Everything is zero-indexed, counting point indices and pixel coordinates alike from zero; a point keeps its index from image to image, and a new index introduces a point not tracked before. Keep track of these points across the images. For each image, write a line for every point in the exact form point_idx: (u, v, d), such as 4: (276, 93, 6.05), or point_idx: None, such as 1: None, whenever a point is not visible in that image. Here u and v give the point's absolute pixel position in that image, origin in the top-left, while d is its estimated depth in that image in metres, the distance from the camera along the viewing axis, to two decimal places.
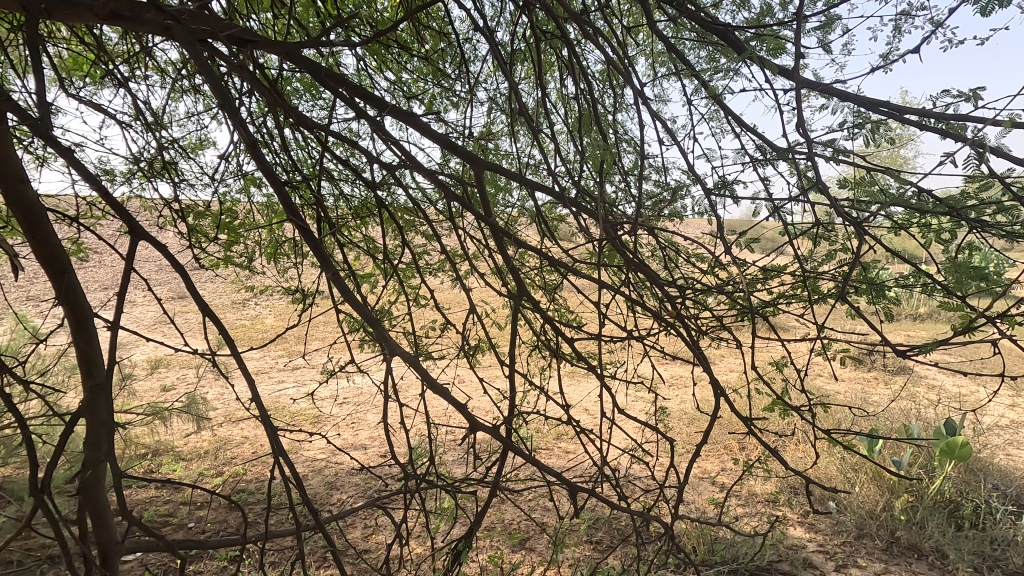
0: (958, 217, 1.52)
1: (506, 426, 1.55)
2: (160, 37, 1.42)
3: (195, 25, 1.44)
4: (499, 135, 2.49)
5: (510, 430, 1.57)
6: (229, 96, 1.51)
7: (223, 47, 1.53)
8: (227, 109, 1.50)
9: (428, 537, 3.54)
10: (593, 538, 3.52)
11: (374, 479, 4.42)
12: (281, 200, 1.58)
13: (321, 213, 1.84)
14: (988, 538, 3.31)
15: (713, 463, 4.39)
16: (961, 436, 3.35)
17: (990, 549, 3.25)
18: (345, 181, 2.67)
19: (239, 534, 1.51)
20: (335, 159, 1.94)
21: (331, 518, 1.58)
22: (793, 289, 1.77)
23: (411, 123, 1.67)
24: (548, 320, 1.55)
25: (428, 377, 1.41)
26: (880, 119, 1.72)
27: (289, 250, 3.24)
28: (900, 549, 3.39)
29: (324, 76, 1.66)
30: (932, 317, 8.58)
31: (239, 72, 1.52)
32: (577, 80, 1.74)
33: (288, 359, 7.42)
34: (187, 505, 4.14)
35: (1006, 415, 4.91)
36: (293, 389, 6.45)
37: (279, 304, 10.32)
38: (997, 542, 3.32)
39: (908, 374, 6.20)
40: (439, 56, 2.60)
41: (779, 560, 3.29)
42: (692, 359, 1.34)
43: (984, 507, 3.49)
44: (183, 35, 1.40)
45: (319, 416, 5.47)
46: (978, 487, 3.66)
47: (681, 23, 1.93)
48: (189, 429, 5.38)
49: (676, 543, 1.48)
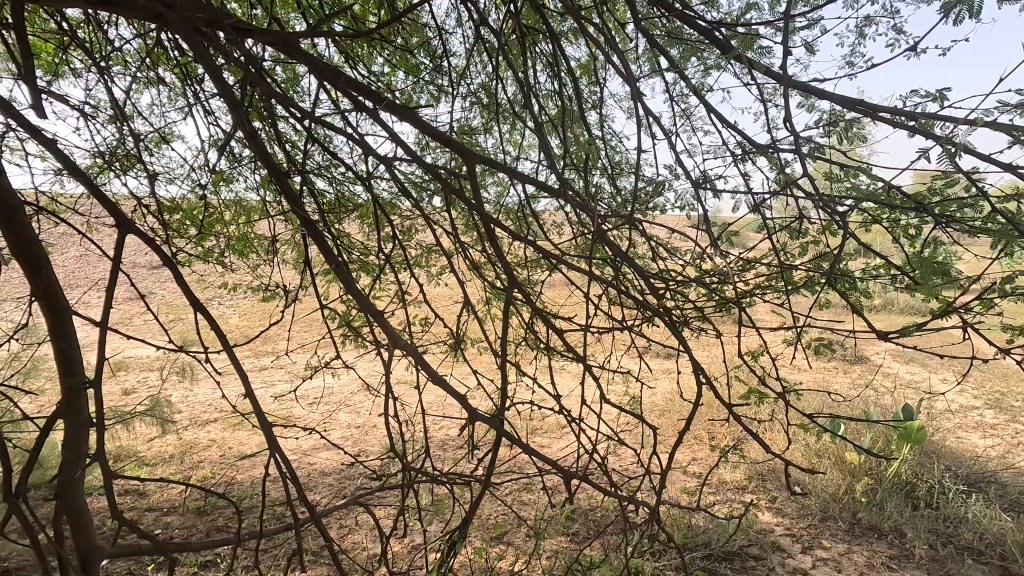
0: (925, 212, 1.57)
1: (499, 414, 1.52)
2: (151, 24, 1.39)
3: (188, 11, 1.42)
4: (479, 129, 2.49)
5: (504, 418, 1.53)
6: (223, 85, 1.47)
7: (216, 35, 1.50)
8: (221, 99, 1.46)
9: (407, 534, 3.52)
10: (571, 530, 3.55)
11: (349, 480, 4.37)
12: (278, 191, 1.55)
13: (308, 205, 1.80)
14: (940, 516, 3.44)
15: (685, 453, 4.49)
16: (917, 420, 3.49)
17: (944, 527, 3.40)
18: (324, 176, 2.62)
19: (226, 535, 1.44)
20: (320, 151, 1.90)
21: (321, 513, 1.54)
22: (769, 279, 1.79)
23: (400, 113, 1.65)
24: (538, 312, 1.53)
25: (427, 368, 1.38)
26: (854, 117, 1.77)
27: (261, 246, 3.16)
28: (862, 530, 3.51)
29: (316, 66, 1.62)
30: (886, 307, 8.94)
31: (233, 61, 1.48)
32: (564, 76, 1.73)
33: (256, 360, 7.25)
34: (153, 511, 4.02)
35: (955, 400, 5.15)
36: (262, 390, 6.32)
37: (246, 303, 10.08)
38: (951, 520, 3.45)
39: (866, 362, 6.44)
40: (417, 50, 2.57)
41: (748, 544, 3.37)
42: (677, 346, 1.34)
43: (938, 488, 3.59)
44: (177, 22, 1.36)
45: (290, 415, 5.36)
46: (933, 468, 3.81)
47: (662, 20, 1.97)
48: (152, 433, 5.21)
49: (662, 528, 1.48)
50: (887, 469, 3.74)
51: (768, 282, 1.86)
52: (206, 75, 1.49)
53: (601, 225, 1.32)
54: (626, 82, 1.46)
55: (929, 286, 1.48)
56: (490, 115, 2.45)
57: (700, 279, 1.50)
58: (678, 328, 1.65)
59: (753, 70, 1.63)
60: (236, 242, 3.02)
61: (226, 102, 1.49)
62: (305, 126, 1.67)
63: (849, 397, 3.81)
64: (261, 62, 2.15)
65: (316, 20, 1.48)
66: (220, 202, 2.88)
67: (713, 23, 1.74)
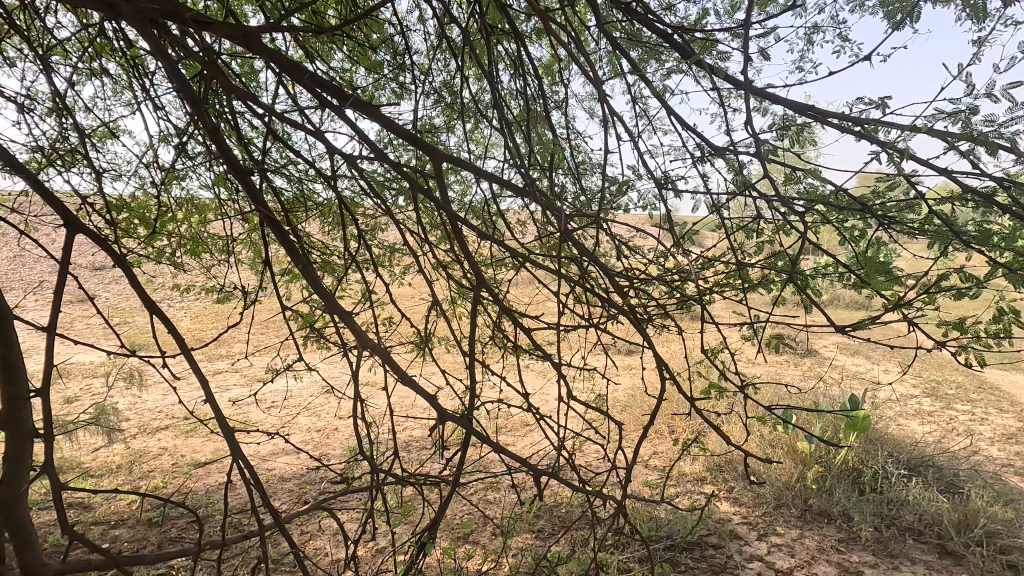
0: (871, 212, 1.65)
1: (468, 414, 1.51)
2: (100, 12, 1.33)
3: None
4: (444, 128, 2.47)
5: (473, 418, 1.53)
6: (179, 78, 1.42)
7: (170, 26, 1.44)
8: (177, 93, 1.41)
9: (371, 538, 3.47)
10: (537, 526, 3.58)
11: (311, 485, 4.26)
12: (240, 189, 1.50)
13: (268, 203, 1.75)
14: (883, 499, 3.58)
15: (647, 447, 4.59)
16: (862, 410, 3.66)
17: (887, 509, 3.54)
18: (283, 173, 2.55)
19: (187, 545, 1.39)
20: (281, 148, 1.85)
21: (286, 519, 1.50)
22: (727, 277, 1.85)
23: (365, 110, 1.63)
24: (506, 311, 1.53)
25: (395, 368, 1.37)
26: (805, 121, 1.85)
27: (215, 246, 3.05)
28: (814, 515, 3.64)
29: (276, 61, 1.58)
30: (833, 303, 9.37)
31: (189, 54, 1.43)
32: (529, 76, 1.74)
33: (209, 365, 7.00)
34: (100, 525, 3.83)
35: (896, 389, 5.45)
36: (217, 395, 6.10)
37: (198, 305, 9.72)
38: (893, 503, 3.60)
39: (815, 355, 6.73)
40: (379, 47, 2.53)
41: (708, 534, 3.45)
42: (642, 342, 1.36)
43: (880, 473, 3.72)
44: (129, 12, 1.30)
45: (247, 420, 5.20)
46: (876, 454, 3.96)
47: (623, 23, 2.01)
48: (97, 443, 4.96)
49: (630, 521, 1.51)
50: (835, 456, 3.90)
51: (726, 280, 1.91)
52: (160, 68, 1.43)
53: (569, 225, 1.33)
54: (590, 82, 1.48)
55: (876, 279, 1.54)
56: (455, 113, 2.44)
57: (664, 276, 1.53)
58: (642, 326, 1.69)
59: (712, 73, 1.67)
60: (189, 242, 2.91)
61: (181, 96, 1.43)
62: (263, 122, 1.61)
63: (800, 388, 3.96)
64: (215, 55, 2.07)
65: (277, 13, 1.44)
66: (171, 200, 2.76)
67: (673, 27, 1.79)
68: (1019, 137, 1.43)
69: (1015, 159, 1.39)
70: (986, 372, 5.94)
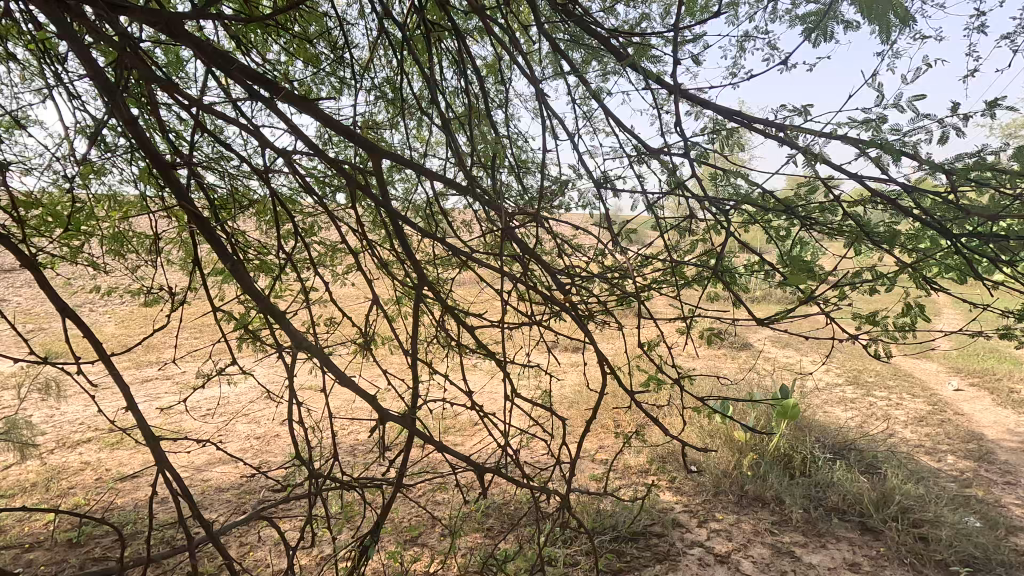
0: (794, 213, 1.75)
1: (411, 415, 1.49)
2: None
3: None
4: (385, 125, 2.43)
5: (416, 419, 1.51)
6: (92, 65, 1.33)
7: (84, 8, 1.35)
8: (90, 81, 1.31)
9: (315, 546, 3.37)
10: (485, 525, 3.58)
11: (249, 495, 4.09)
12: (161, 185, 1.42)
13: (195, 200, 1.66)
14: (812, 481, 3.66)
15: (593, 442, 4.67)
16: (792, 400, 3.84)
17: (815, 491, 3.62)
18: (214, 169, 2.43)
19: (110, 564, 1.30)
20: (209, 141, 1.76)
21: (220, 531, 1.44)
22: (664, 274, 1.91)
23: (299, 104, 1.58)
24: (449, 310, 1.51)
25: (333, 369, 1.33)
26: (734, 126, 1.93)
27: (140, 246, 2.87)
28: (750, 500, 3.75)
29: (203, 50, 1.50)
30: (765, 298, 9.88)
31: (105, 40, 1.34)
32: (471, 75, 1.74)
33: (137, 372, 6.58)
34: (12, 548, 3.53)
35: (821, 379, 5.81)
36: (145, 404, 5.75)
37: (124, 308, 9.13)
38: (819, 485, 3.68)
39: (749, 348, 7.06)
40: (317, 39, 2.46)
41: (652, 523, 3.44)
42: (582, 339, 1.39)
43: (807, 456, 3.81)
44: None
45: (179, 430, 4.93)
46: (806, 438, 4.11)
47: (563, 25, 2.04)
48: (9, 460, 4.57)
49: (573, 514, 1.54)
50: (768, 443, 4.00)
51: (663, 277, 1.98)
52: (72, 54, 1.33)
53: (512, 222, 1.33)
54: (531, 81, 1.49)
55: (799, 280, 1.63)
56: (396, 110, 2.40)
57: (603, 274, 1.56)
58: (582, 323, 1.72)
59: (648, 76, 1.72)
60: (110, 241, 2.72)
61: (96, 84, 1.34)
62: (190, 113, 1.52)
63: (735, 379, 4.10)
64: (137, 42, 1.95)
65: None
66: (89, 196, 2.57)
67: (611, 30, 1.83)
68: (920, 145, 1.55)
69: (917, 166, 1.53)
70: (900, 360, 6.41)
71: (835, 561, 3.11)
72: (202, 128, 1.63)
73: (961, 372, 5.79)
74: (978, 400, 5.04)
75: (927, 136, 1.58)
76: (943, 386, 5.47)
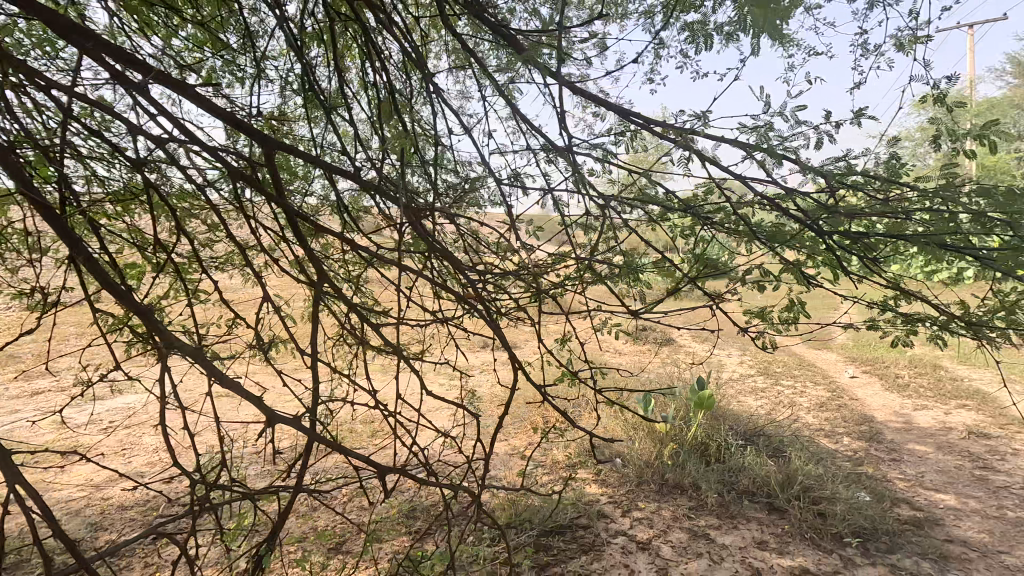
0: (694, 213, 1.82)
1: (312, 416, 1.42)
2: None
3: None
4: (294, 119, 2.32)
5: (316, 419, 1.43)
6: None
7: None
8: None
9: (228, 562, 3.19)
10: (411, 527, 3.52)
11: (155, 512, 3.80)
12: (14, 173, 1.27)
13: (65, 192, 1.51)
14: (727, 467, 3.56)
15: (521, 439, 4.70)
16: (708, 391, 3.83)
17: (729, 476, 3.52)
18: (99, 160, 2.22)
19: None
20: (84, 129, 1.61)
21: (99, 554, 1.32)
22: (575, 271, 1.93)
23: (186, 92, 1.46)
24: (353, 308, 1.45)
25: (219, 370, 1.24)
26: (639, 129, 1.99)
27: (18, 245, 2.59)
28: (668, 489, 3.54)
29: (70, 27, 1.37)
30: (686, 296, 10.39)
31: None
32: (375, 67, 1.69)
33: (25, 384, 5.96)
34: None
35: (735, 370, 6.17)
36: (34, 419, 5.21)
37: (12, 315, 8.25)
38: (733, 471, 3.58)
39: (671, 343, 7.39)
40: (218, 24, 2.30)
41: (577, 516, 3.16)
42: (491, 337, 1.38)
43: (722, 443, 3.74)
44: None
45: (73, 446, 4.50)
46: (722, 425, 4.14)
47: (476, 21, 2.02)
48: None
49: (484, 510, 1.54)
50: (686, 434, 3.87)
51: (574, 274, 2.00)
52: None
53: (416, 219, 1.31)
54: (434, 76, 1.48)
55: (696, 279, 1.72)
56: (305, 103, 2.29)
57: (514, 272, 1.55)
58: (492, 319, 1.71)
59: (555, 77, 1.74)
60: None
61: None
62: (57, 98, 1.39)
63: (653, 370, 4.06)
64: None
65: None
66: None
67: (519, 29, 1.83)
68: (799, 150, 1.66)
69: (797, 170, 1.65)
70: (804, 351, 6.93)
71: (746, 541, 2.95)
72: (73, 115, 1.48)
73: (855, 361, 6.35)
74: (869, 385, 5.54)
75: (805, 142, 1.70)
76: (839, 375, 5.97)
